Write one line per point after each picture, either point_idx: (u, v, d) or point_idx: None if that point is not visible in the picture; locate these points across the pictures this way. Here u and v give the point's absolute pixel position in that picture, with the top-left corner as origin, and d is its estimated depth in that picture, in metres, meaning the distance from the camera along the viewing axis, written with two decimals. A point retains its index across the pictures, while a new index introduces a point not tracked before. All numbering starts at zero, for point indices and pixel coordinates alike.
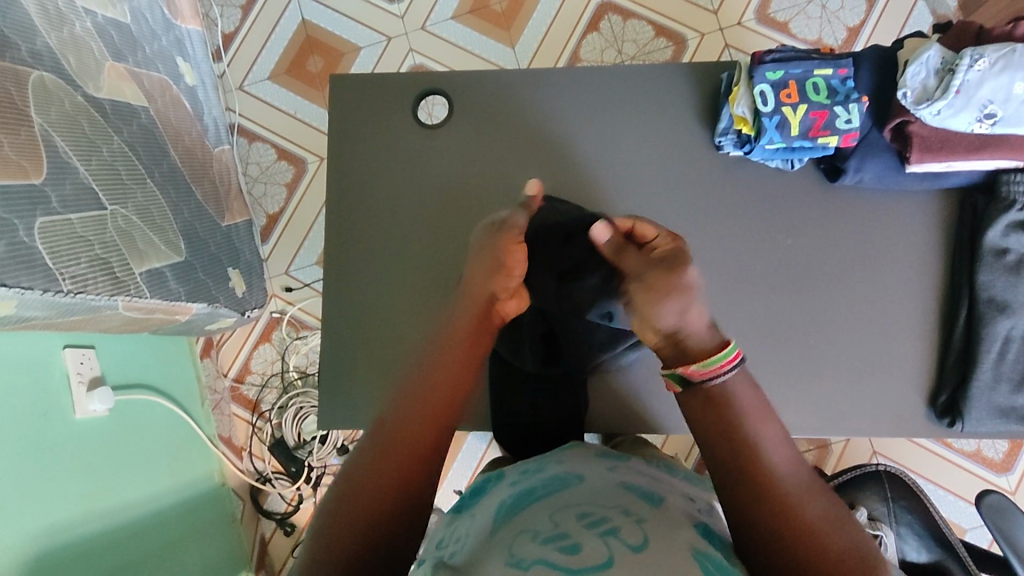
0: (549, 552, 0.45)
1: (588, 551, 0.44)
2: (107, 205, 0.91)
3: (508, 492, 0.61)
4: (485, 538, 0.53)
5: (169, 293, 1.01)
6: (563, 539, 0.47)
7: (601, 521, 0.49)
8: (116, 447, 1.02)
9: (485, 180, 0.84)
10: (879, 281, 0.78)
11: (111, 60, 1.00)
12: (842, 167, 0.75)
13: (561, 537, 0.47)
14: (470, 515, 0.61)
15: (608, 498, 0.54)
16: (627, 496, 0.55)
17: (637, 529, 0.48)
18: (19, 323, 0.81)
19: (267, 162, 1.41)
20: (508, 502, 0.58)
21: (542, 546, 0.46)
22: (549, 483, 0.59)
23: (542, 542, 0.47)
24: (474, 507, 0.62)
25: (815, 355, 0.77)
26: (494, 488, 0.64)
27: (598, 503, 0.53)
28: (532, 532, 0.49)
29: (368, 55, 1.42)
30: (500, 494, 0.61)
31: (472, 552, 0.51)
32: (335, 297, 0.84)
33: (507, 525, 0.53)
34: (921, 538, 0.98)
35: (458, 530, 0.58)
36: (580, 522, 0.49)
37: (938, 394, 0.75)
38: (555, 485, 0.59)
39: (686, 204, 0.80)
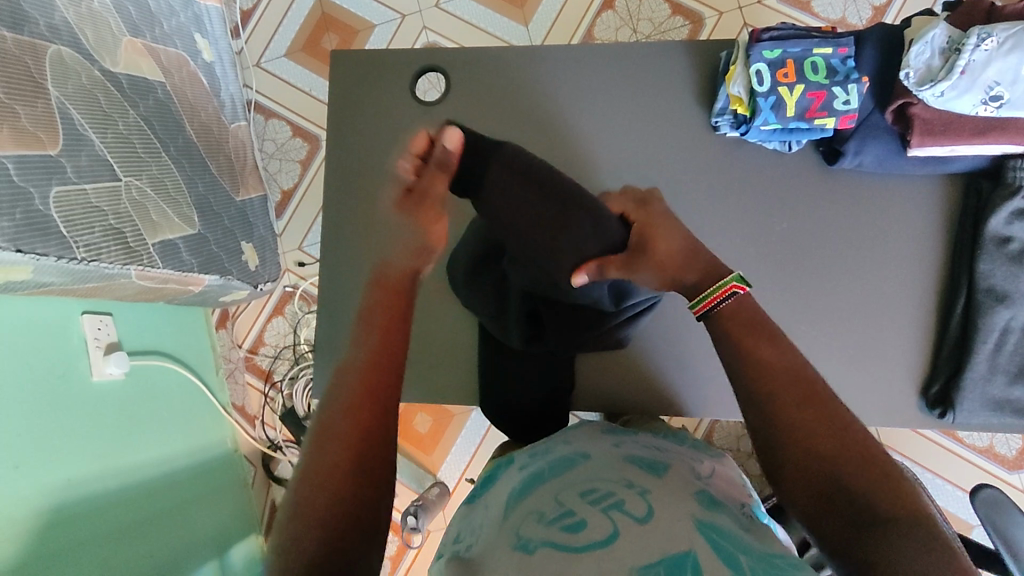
0: (553, 533, 0.44)
1: (591, 531, 0.44)
2: (121, 176, 0.94)
3: (517, 478, 0.59)
4: (498, 524, 0.51)
5: (182, 264, 1.05)
6: (566, 519, 0.46)
7: (604, 497, 0.48)
8: (130, 411, 1.07)
9: None
10: (878, 269, 0.77)
11: (128, 35, 1.03)
12: (840, 150, 0.74)
13: (565, 517, 0.46)
14: (483, 505, 0.58)
15: (610, 473, 0.53)
16: (629, 469, 0.54)
17: (640, 500, 0.47)
18: (37, 288, 0.85)
19: (282, 139, 1.44)
20: (517, 485, 0.56)
21: (547, 528, 0.45)
22: (555, 463, 0.58)
23: (546, 523, 0.45)
24: (487, 498, 0.60)
25: (808, 343, 0.77)
26: (504, 474, 0.63)
27: (600, 478, 0.52)
28: (539, 514, 0.48)
29: (383, 32, 1.42)
30: (510, 479, 0.60)
31: (486, 540, 0.49)
32: (331, 275, 0.87)
33: (517, 506, 0.52)
34: None
35: (473, 521, 0.56)
36: (584, 500, 0.48)
37: (931, 384, 0.74)
38: (562, 466, 0.57)
39: (683, 186, 0.80)
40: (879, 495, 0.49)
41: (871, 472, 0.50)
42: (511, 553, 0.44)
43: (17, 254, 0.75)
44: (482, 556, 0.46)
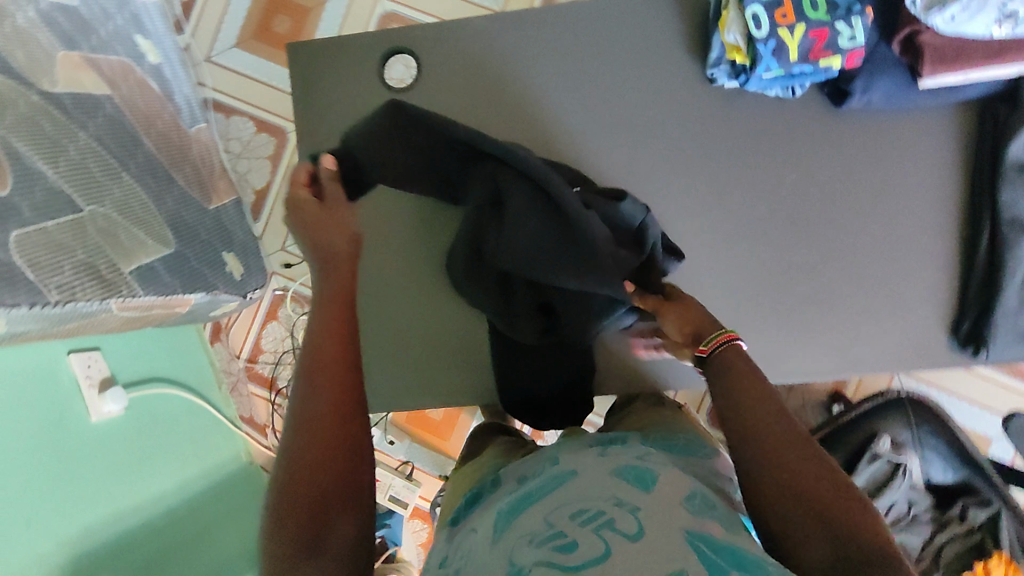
0: (546, 553, 0.45)
1: (582, 551, 0.44)
2: (83, 206, 0.88)
3: (505, 497, 0.58)
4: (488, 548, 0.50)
5: (163, 287, 0.99)
6: (559, 538, 0.46)
7: (594, 513, 0.48)
8: (135, 444, 1.03)
9: None
10: (894, 209, 0.73)
11: (63, 49, 0.94)
12: (847, 89, 0.69)
13: (557, 536, 0.46)
14: (470, 527, 0.57)
15: (599, 486, 0.52)
16: (618, 481, 0.53)
17: (633, 517, 0.47)
18: (15, 338, 0.80)
19: (247, 136, 1.36)
20: (506, 504, 0.55)
21: (538, 549, 0.46)
22: (545, 480, 0.57)
23: (538, 546, 0.46)
24: (474, 518, 0.59)
25: (830, 294, 0.74)
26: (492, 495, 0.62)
27: (593, 494, 0.51)
28: (529, 534, 0.48)
29: (336, 8, 1.34)
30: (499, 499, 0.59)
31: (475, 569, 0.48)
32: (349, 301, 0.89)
33: (508, 527, 0.51)
34: (947, 459, 0.96)
35: (462, 546, 0.55)
36: (573, 519, 0.48)
37: (960, 321, 0.72)
38: (551, 482, 0.56)
39: (682, 146, 0.75)
40: (858, 532, 0.46)
41: (851, 504, 0.48)
42: None
43: None
44: None
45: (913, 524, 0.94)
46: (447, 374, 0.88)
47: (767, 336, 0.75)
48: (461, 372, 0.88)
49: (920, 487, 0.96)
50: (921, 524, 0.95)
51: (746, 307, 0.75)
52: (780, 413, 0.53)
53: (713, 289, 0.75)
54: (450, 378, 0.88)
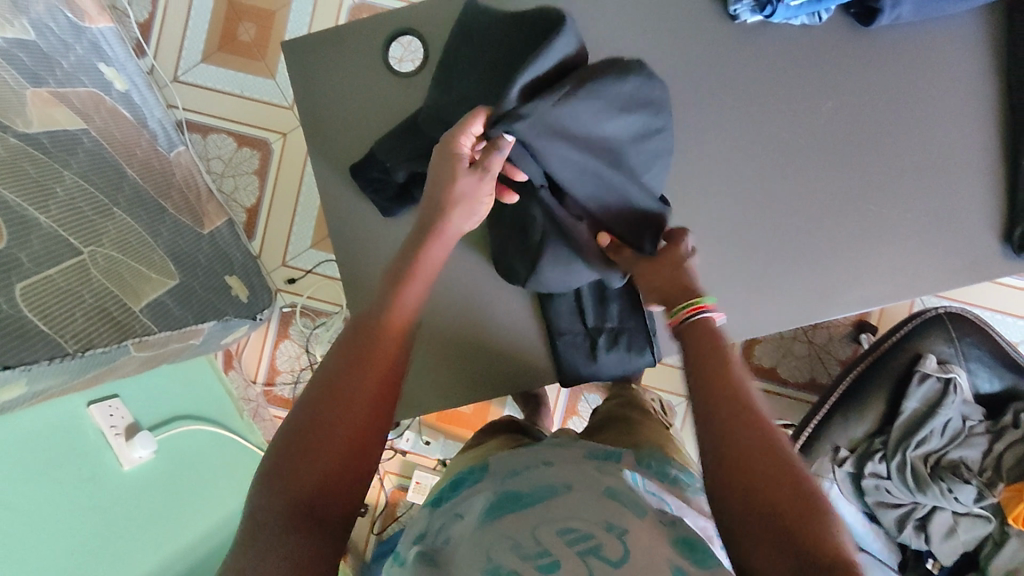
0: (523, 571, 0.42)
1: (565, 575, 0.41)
2: (82, 248, 0.83)
3: (490, 492, 0.55)
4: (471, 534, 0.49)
5: (177, 321, 0.94)
6: (540, 560, 0.43)
7: (584, 533, 0.45)
8: (170, 488, 0.99)
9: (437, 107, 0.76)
10: (929, 125, 0.71)
11: (30, 87, 0.87)
12: (876, 7, 0.67)
13: (539, 556, 0.43)
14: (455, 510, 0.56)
15: (591, 502, 0.49)
16: (609, 498, 0.49)
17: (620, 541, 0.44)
18: (38, 397, 0.75)
19: (228, 153, 1.31)
20: (489, 501, 0.53)
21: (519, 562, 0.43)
22: (537, 485, 0.53)
23: (520, 559, 0.43)
24: (455, 506, 0.57)
25: (877, 221, 0.72)
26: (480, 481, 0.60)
27: (582, 512, 0.48)
28: (512, 541, 0.46)
29: (302, 6, 1.28)
30: (486, 489, 0.57)
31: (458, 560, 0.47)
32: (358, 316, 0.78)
33: (487, 526, 0.49)
34: (993, 368, 0.93)
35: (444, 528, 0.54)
36: (562, 537, 0.45)
37: (1014, 227, 0.70)
38: (539, 491, 0.53)
39: (705, 91, 0.73)
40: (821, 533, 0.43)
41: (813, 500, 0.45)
42: None
43: (6, 371, 0.65)
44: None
45: (971, 438, 0.90)
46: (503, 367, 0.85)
47: (818, 271, 0.73)
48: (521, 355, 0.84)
49: (972, 403, 0.92)
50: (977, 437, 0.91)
51: (794, 246, 0.73)
52: (752, 415, 0.49)
53: (758, 232, 0.73)
54: (514, 360, 0.85)
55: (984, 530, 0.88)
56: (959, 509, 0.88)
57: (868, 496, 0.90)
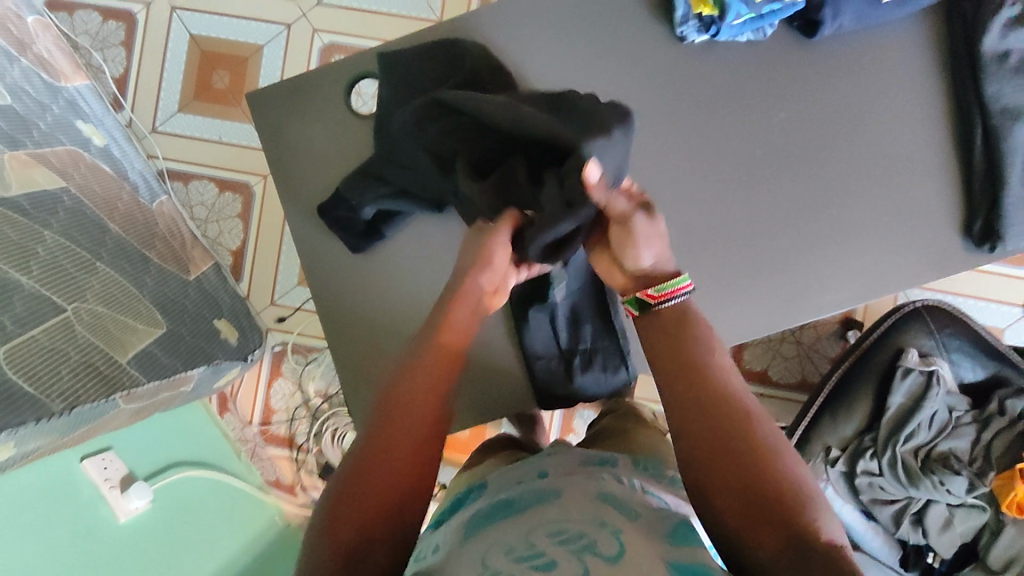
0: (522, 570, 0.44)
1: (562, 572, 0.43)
2: (66, 305, 0.84)
3: (485, 505, 0.58)
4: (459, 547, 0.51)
5: (165, 369, 0.95)
6: (536, 558, 0.45)
7: (576, 537, 0.47)
8: (170, 537, 1.00)
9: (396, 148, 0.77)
10: (883, 126, 0.73)
11: (8, 151, 0.89)
12: (818, 19, 0.69)
13: (534, 555, 0.46)
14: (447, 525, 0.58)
15: (586, 507, 0.51)
16: (604, 505, 0.52)
17: (614, 542, 0.47)
18: (29, 458, 0.76)
19: (211, 198, 1.33)
20: (484, 512, 0.56)
21: (515, 563, 0.45)
22: (527, 494, 0.57)
23: (516, 560, 0.45)
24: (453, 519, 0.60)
25: (840, 224, 0.73)
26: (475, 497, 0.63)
27: (576, 518, 0.50)
28: (507, 547, 0.48)
29: (274, 50, 1.31)
30: (481, 503, 0.60)
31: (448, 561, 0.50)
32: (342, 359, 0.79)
33: (480, 534, 0.52)
34: (974, 357, 0.94)
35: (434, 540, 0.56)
36: (556, 540, 0.47)
37: (972, 221, 0.72)
38: (532, 500, 0.55)
39: (662, 110, 0.75)
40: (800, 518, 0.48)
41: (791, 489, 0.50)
42: None
43: None
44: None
45: (959, 428, 0.91)
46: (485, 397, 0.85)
47: (787, 277, 0.74)
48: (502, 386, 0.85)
49: (957, 393, 0.93)
50: (964, 427, 0.92)
51: (760, 254, 0.74)
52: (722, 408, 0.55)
53: (724, 242, 0.74)
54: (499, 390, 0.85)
55: (980, 520, 0.88)
56: (953, 501, 0.88)
57: (863, 494, 0.91)
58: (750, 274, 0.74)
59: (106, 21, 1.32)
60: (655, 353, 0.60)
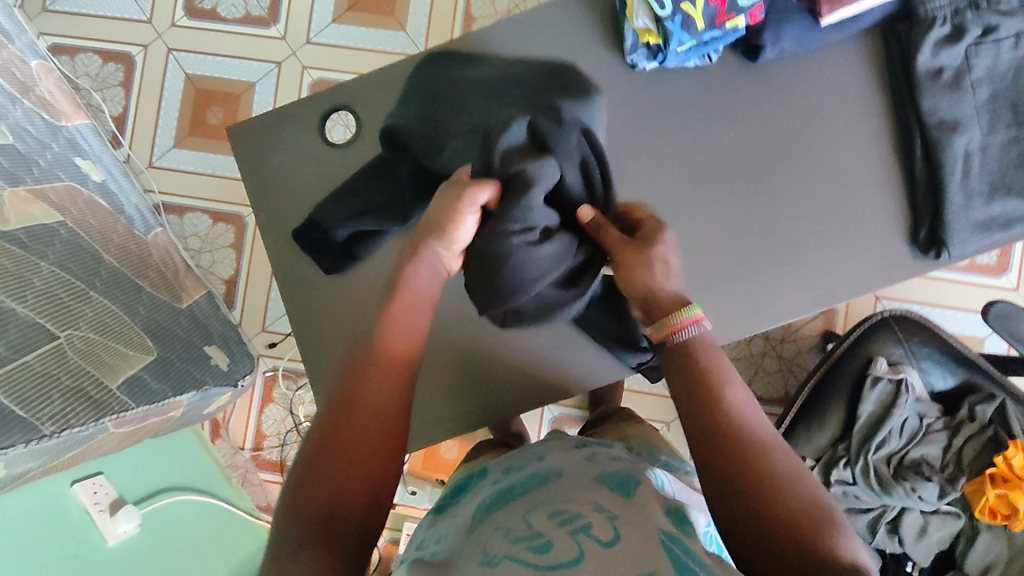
0: (519, 551, 0.48)
1: (558, 551, 0.47)
2: (58, 332, 0.87)
3: (491, 491, 0.63)
4: (465, 535, 0.55)
5: (155, 395, 0.98)
6: (535, 538, 0.49)
7: (573, 518, 0.51)
8: (159, 559, 1.02)
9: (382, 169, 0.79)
10: (829, 143, 0.78)
11: (8, 187, 0.94)
12: (758, 44, 0.74)
13: (533, 536, 0.49)
14: (451, 515, 0.63)
15: (585, 489, 0.55)
16: (601, 487, 0.56)
17: (610, 523, 0.50)
18: (19, 480, 0.78)
19: (205, 229, 1.37)
20: (489, 499, 0.61)
21: (512, 544, 0.49)
22: (527, 480, 0.61)
23: (513, 541, 0.49)
24: (457, 507, 0.65)
25: (791, 235, 0.78)
26: (479, 486, 0.68)
27: (574, 499, 0.54)
28: (506, 530, 0.51)
29: (265, 87, 1.37)
30: (484, 491, 0.64)
31: (454, 547, 0.54)
32: (319, 370, 0.81)
33: (485, 521, 0.55)
34: (943, 365, 0.96)
35: (439, 530, 0.61)
36: (552, 520, 0.51)
37: (918, 229, 0.76)
38: (534, 481, 0.60)
39: (620, 132, 0.79)
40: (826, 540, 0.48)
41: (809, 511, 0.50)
42: (478, 567, 0.48)
43: None
44: (453, 560, 0.51)
45: (929, 435, 0.93)
46: (464, 416, 0.85)
47: (744, 287, 0.78)
48: (479, 401, 0.85)
49: (927, 400, 0.95)
50: (936, 433, 0.93)
51: (717, 266, 0.78)
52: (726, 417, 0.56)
53: (683, 256, 0.78)
54: (475, 409, 0.85)
55: (956, 527, 0.91)
56: (927, 509, 0.91)
57: (839, 503, 0.92)
58: (710, 284, 0.78)
59: (106, 63, 1.38)
60: (685, 394, 0.60)
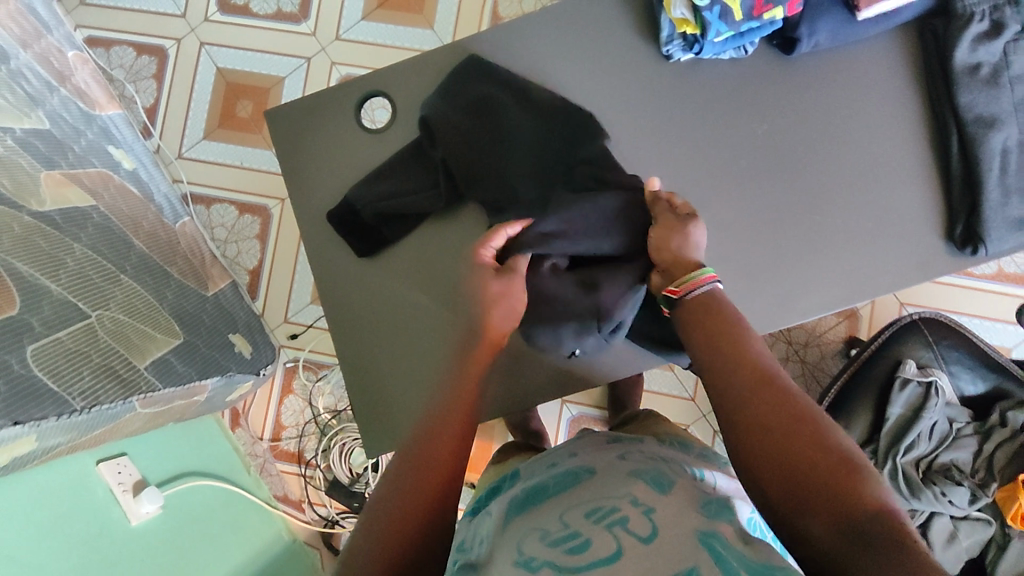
0: (557, 554, 0.48)
1: (597, 550, 0.47)
2: (89, 311, 0.89)
3: (522, 487, 0.64)
4: (500, 535, 0.55)
5: (180, 377, 0.99)
6: (572, 540, 0.49)
7: (610, 514, 0.51)
8: (179, 542, 1.02)
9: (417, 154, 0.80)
10: (863, 137, 0.78)
11: (44, 169, 0.96)
12: (794, 36, 0.74)
13: (570, 538, 0.49)
14: (485, 513, 0.63)
15: (619, 487, 0.55)
16: (636, 483, 0.55)
17: (646, 515, 0.50)
18: (47, 455, 0.79)
19: (231, 221, 1.39)
20: (521, 496, 0.61)
21: (551, 548, 0.49)
22: (560, 478, 0.61)
23: (552, 545, 0.49)
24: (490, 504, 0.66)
25: (823, 230, 0.77)
26: (509, 485, 0.67)
27: (609, 495, 0.54)
28: (543, 532, 0.52)
29: (294, 81, 1.39)
30: (515, 489, 0.64)
31: (490, 547, 0.54)
32: (352, 350, 0.82)
33: (519, 520, 0.56)
34: (973, 370, 0.96)
35: (477, 528, 0.61)
36: (589, 519, 0.51)
37: (953, 226, 0.75)
38: (567, 480, 0.61)
39: (653, 123, 0.79)
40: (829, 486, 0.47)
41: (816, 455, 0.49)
42: (516, 569, 0.48)
43: (16, 426, 0.69)
44: (490, 563, 0.51)
45: (959, 440, 0.93)
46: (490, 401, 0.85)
47: (775, 280, 0.77)
48: (508, 389, 0.85)
49: (956, 405, 0.96)
50: (966, 438, 0.93)
51: (748, 258, 0.78)
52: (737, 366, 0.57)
53: (714, 247, 0.78)
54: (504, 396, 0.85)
55: (986, 534, 0.90)
56: (957, 514, 0.90)
57: None
58: (739, 278, 0.78)
59: (140, 55, 1.41)
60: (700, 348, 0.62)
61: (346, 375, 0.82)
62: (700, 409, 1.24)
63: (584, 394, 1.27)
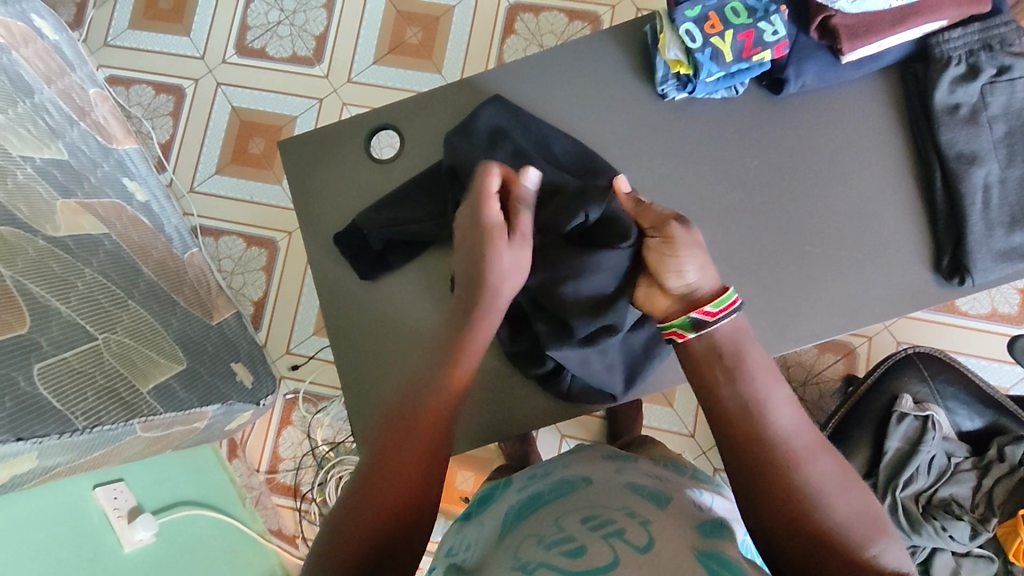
0: (551, 556, 0.48)
1: (592, 557, 0.47)
2: (96, 334, 0.90)
3: (517, 498, 0.63)
4: (493, 545, 0.55)
5: (182, 403, 0.99)
6: (567, 543, 0.49)
7: (606, 523, 0.51)
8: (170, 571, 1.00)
9: (424, 182, 0.83)
10: (852, 172, 0.81)
11: (60, 198, 0.99)
12: (782, 78, 0.79)
13: (565, 541, 0.49)
14: (478, 521, 0.64)
15: (615, 499, 0.55)
16: (632, 498, 0.56)
17: (643, 528, 0.50)
18: (44, 475, 0.79)
19: (238, 252, 1.42)
20: (515, 507, 0.61)
21: (546, 551, 0.49)
22: (555, 487, 0.62)
23: (546, 548, 0.49)
24: (482, 514, 0.65)
25: (814, 259, 0.80)
26: (502, 494, 0.67)
27: (605, 505, 0.54)
28: (538, 537, 0.52)
29: (306, 120, 1.45)
30: (509, 499, 0.64)
31: (483, 555, 0.55)
32: (350, 365, 0.84)
33: (513, 531, 0.56)
34: (970, 405, 0.99)
35: (468, 538, 0.61)
36: (584, 525, 0.51)
37: (941, 258, 0.78)
38: (562, 488, 0.61)
39: (649, 158, 0.83)
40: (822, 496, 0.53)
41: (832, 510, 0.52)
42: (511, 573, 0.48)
43: (18, 442, 0.69)
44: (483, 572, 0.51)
45: (958, 474, 0.94)
46: (487, 423, 0.86)
47: (771, 309, 0.79)
48: (505, 413, 0.86)
49: (953, 437, 0.97)
50: (965, 472, 0.95)
51: (743, 287, 0.80)
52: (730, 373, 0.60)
53: None
54: (502, 418, 0.86)
55: (989, 571, 0.92)
56: (959, 549, 0.91)
57: None
58: None
59: (158, 94, 1.47)
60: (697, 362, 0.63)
61: (343, 387, 0.84)
62: (700, 445, 1.23)
63: (582, 428, 1.26)
